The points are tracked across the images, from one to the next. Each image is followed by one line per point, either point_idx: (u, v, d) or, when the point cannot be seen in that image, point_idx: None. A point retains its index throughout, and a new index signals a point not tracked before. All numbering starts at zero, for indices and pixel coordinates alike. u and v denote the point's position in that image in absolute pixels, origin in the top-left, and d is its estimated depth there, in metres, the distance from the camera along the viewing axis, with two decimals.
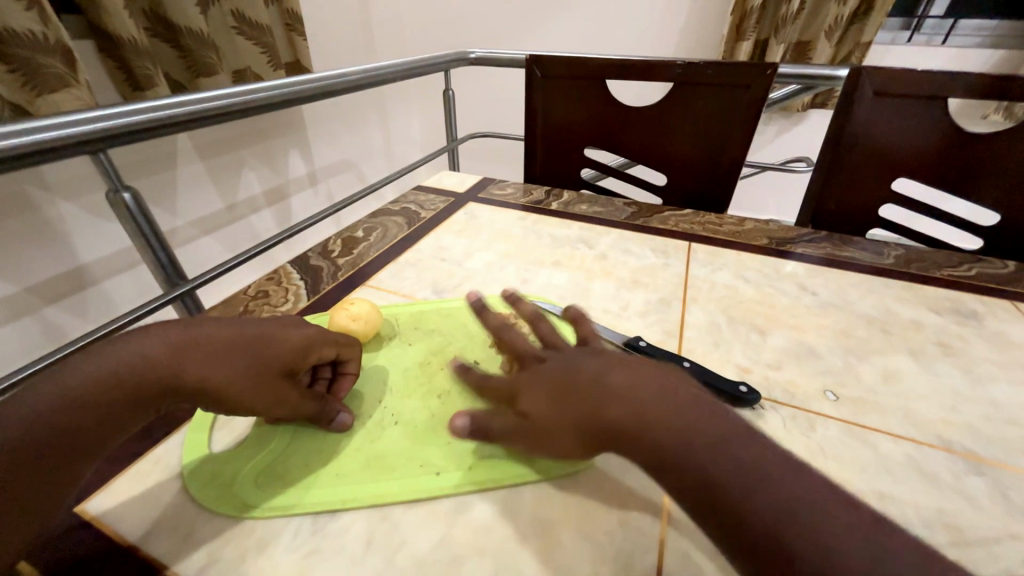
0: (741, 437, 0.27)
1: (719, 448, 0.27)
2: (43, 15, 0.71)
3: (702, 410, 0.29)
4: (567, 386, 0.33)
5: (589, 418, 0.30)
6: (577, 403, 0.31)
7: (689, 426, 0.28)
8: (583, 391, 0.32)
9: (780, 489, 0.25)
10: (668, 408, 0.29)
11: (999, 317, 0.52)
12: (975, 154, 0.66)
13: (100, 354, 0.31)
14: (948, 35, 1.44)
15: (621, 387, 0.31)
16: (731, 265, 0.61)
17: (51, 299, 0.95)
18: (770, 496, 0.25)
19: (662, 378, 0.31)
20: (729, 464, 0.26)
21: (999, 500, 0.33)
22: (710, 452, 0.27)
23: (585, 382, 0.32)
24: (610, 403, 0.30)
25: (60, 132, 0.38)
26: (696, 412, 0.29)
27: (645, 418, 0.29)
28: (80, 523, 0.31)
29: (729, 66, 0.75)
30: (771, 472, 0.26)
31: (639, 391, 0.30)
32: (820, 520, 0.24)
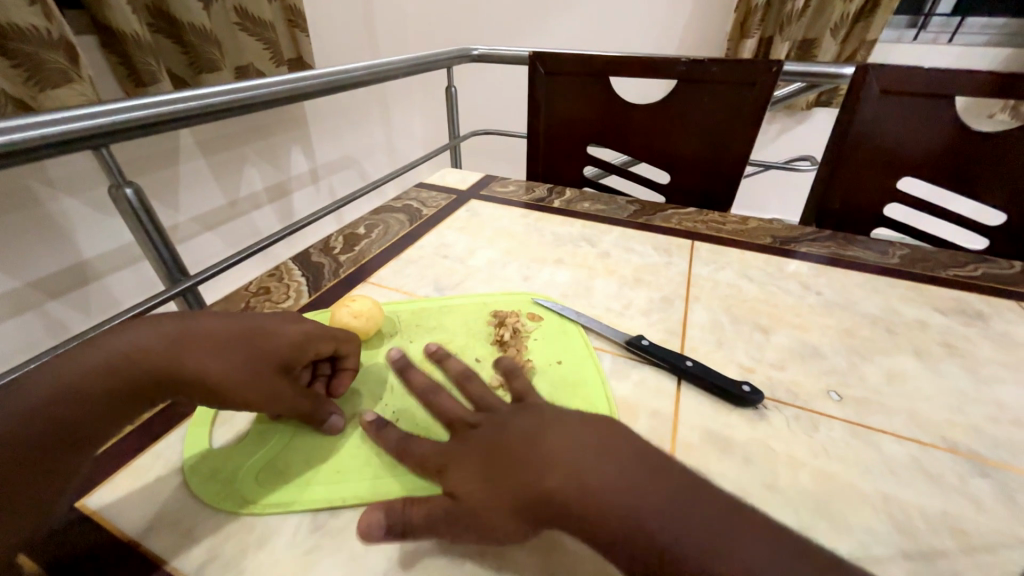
0: (691, 494, 0.26)
1: (664, 502, 0.26)
2: (46, 11, 0.71)
3: (641, 467, 0.28)
4: (499, 454, 0.30)
5: (525, 484, 0.28)
6: (513, 473, 0.29)
7: (631, 486, 0.26)
8: (517, 458, 0.29)
9: (728, 542, 0.24)
10: (607, 470, 0.27)
11: (1005, 318, 0.51)
12: (982, 153, 0.65)
13: (95, 346, 0.30)
14: (955, 34, 1.43)
15: (563, 447, 0.29)
16: (734, 263, 0.61)
17: (53, 294, 0.95)
18: (725, 553, 0.24)
19: (592, 436, 0.30)
20: (676, 519, 0.25)
21: (1005, 502, 0.33)
22: (657, 511, 0.25)
23: (520, 445, 0.30)
24: (542, 465, 0.28)
25: (62, 128, 0.38)
26: (636, 470, 0.27)
27: (585, 482, 0.27)
28: (80, 516, 0.31)
29: (734, 63, 0.75)
30: (720, 525, 0.25)
31: (573, 455, 0.28)
32: (777, 570, 0.23)
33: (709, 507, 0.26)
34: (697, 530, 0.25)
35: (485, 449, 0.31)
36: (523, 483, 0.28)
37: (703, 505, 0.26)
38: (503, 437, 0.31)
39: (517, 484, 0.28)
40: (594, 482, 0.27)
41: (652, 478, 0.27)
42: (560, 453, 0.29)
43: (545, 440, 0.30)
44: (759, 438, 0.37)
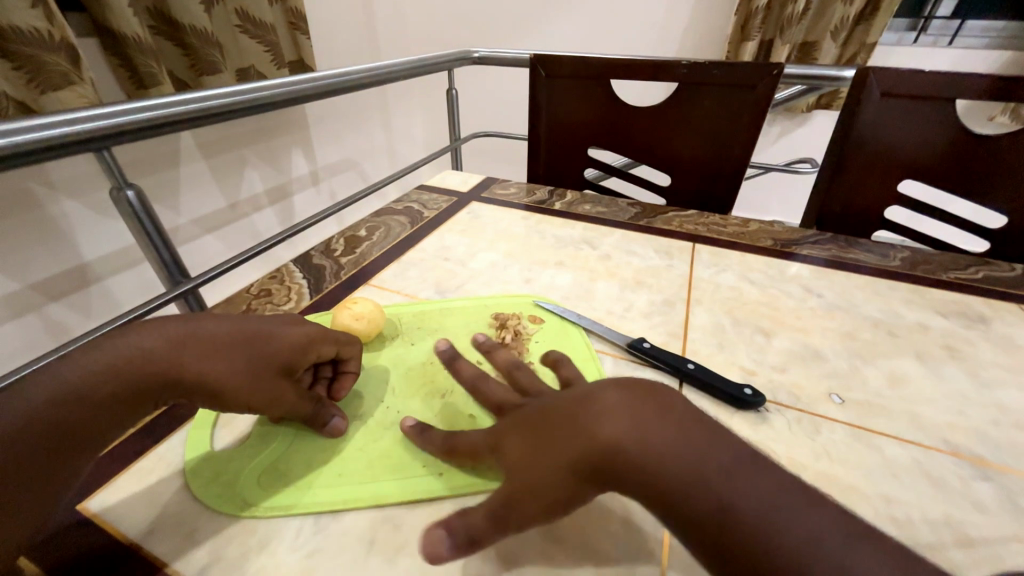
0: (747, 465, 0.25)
1: (720, 471, 0.25)
2: (48, 13, 0.71)
3: (696, 431, 0.27)
4: (550, 417, 0.30)
5: (579, 448, 0.28)
6: (568, 432, 0.28)
7: (686, 452, 0.26)
8: (570, 418, 0.29)
9: (787, 509, 0.23)
10: (663, 432, 0.27)
11: (1007, 320, 0.51)
12: (982, 156, 0.65)
13: (96, 348, 0.30)
14: (955, 36, 1.43)
15: (613, 413, 0.28)
16: (735, 266, 0.61)
17: (53, 296, 0.95)
18: (785, 525, 0.23)
19: (647, 398, 0.29)
20: (733, 487, 0.24)
21: (1007, 506, 0.33)
22: (713, 477, 0.25)
23: (570, 405, 0.30)
24: (596, 430, 0.28)
25: (63, 131, 0.38)
26: (693, 434, 0.27)
27: (639, 446, 0.26)
28: (81, 520, 0.31)
29: (734, 66, 0.75)
30: (779, 495, 0.24)
31: (631, 414, 0.28)
32: (836, 534, 0.22)
33: (769, 479, 0.25)
34: (757, 501, 0.24)
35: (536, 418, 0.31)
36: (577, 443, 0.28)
37: (760, 476, 0.25)
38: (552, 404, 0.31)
39: (570, 443, 0.28)
40: (650, 444, 0.26)
41: (709, 445, 0.26)
42: (611, 420, 0.28)
43: (596, 400, 0.29)
44: (760, 442, 0.37)
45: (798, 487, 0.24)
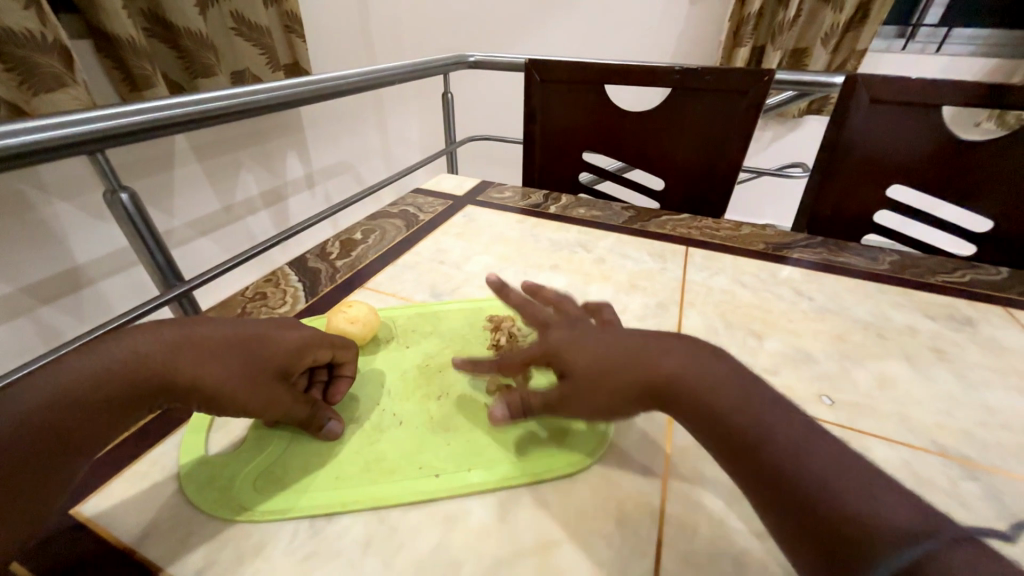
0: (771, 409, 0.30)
1: (773, 422, 0.29)
2: (41, 15, 0.71)
3: (758, 394, 0.31)
4: (622, 346, 0.35)
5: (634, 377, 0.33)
6: (636, 362, 0.34)
7: (745, 404, 0.30)
8: (641, 352, 0.34)
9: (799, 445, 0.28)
10: (724, 385, 0.31)
11: (993, 323, 0.52)
12: (969, 162, 0.66)
13: (91, 352, 0.30)
14: (942, 44, 1.45)
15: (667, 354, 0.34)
16: (728, 269, 0.62)
17: (45, 299, 0.94)
18: (816, 468, 0.26)
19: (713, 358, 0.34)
20: (780, 433, 0.28)
21: (993, 505, 0.33)
22: (744, 413, 0.30)
23: (642, 344, 0.35)
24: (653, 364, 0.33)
25: (57, 133, 0.38)
26: (753, 397, 0.31)
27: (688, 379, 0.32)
28: (74, 524, 0.31)
29: (727, 72, 0.76)
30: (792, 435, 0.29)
31: (700, 363, 0.33)
32: (837, 467, 0.27)
33: (817, 436, 0.28)
34: (801, 448, 0.28)
35: (606, 343, 0.35)
36: (646, 374, 0.33)
37: (809, 434, 0.28)
38: (624, 339, 0.36)
39: (638, 373, 0.33)
40: (712, 390, 0.31)
41: (766, 405, 0.30)
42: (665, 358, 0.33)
43: (668, 347, 0.34)
44: None
45: (843, 449, 0.28)
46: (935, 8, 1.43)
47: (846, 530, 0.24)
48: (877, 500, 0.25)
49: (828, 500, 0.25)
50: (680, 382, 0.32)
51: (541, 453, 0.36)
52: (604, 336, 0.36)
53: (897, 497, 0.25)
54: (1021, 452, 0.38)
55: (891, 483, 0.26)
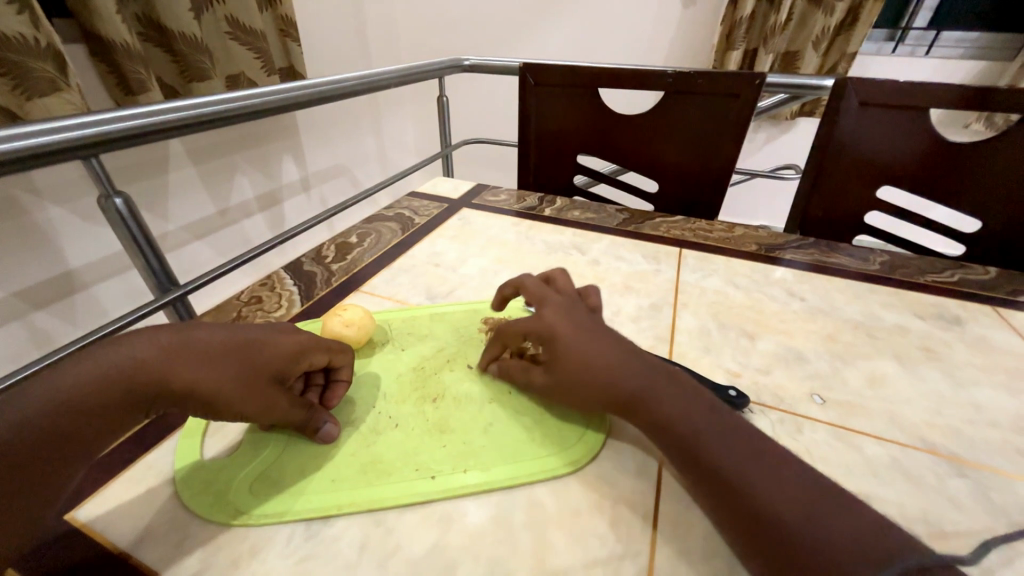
0: (720, 416, 0.32)
1: (722, 433, 0.31)
2: (34, 19, 0.71)
3: (712, 405, 0.33)
4: (596, 351, 0.37)
5: (600, 386, 0.36)
6: (605, 370, 0.36)
7: (696, 415, 0.32)
8: (609, 360, 0.36)
9: (739, 448, 0.30)
10: (680, 396, 0.34)
11: (982, 322, 0.53)
12: (956, 164, 0.67)
13: (88, 358, 0.30)
14: (931, 47, 1.47)
15: (627, 367, 0.36)
16: (721, 270, 0.62)
17: (38, 304, 0.93)
18: (743, 471, 0.29)
19: (672, 373, 0.36)
20: (729, 445, 0.30)
21: (980, 501, 0.34)
22: (692, 420, 0.32)
23: (612, 353, 0.37)
24: (614, 376, 0.35)
25: (51, 138, 0.38)
26: (702, 408, 0.33)
27: (644, 391, 0.34)
28: (70, 530, 0.31)
29: (720, 76, 0.76)
30: (733, 438, 0.31)
31: (658, 377, 0.35)
32: (767, 471, 0.28)
33: (758, 447, 0.30)
34: (745, 457, 0.29)
35: (586, 343, 0.37)
36: (611, 383, 0.35)
37: (753, 445, 0.30)
38: (602, 341, 0.38)
39: (606, 381, 0.36)
40: (668, 402, 0.33)
41: (716, 416, 0.32)
42: (623, 372, 0.35)
43: (634, 357, 0.37)
44: None
45: (783, 459, 0.30)
46: (923, 11, 1.45)
47: (781, 535, 0.26)
48: (806, 510, 0.26)
49: (760, 508, 0.27)
50: (641, 393, 0.34)
51: (536, 453, 0.37)
52: (584, 335, 0.38)
53: (820, 500, 0.27)
54: (1008, 449, 0.38)
55: (827, 495, 0.27)
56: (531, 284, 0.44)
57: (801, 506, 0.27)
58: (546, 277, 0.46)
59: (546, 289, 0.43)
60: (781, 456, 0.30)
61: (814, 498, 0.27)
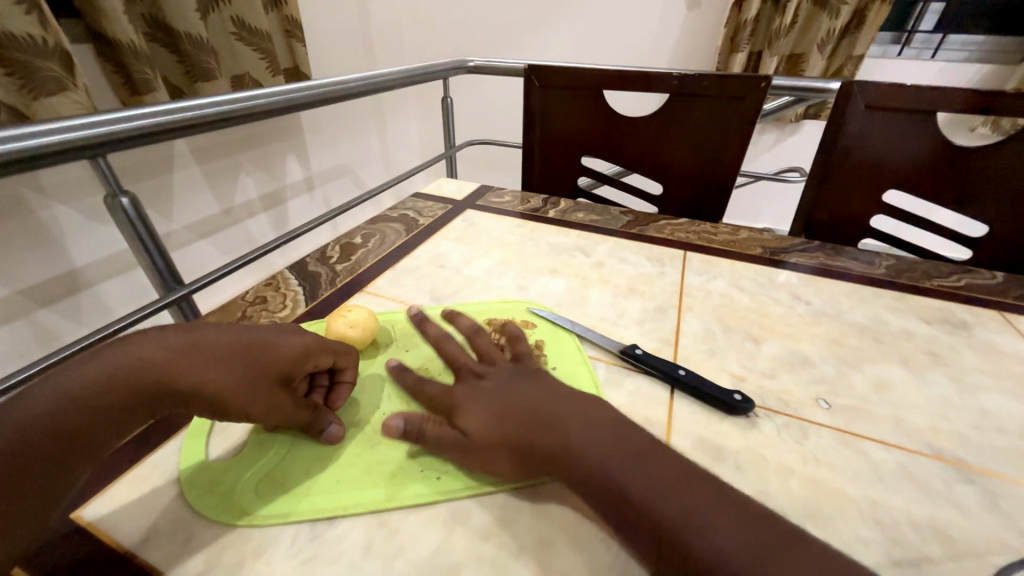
0: (654, 458, 0.31)
1: (654, 475, 0.30)
2: (43, 19, 0.71)
3: (643, 447, 0.32)
4: (513, 410, 0.35)
5: (523, 443, 0.34)
6: (530, 423, 0.34)
7: (624, 461, 0.31)
8: (532, 411, 0.35)
9: (676, 493, 0.29)
10: (604, 440, 0.32)
11: (988, 327, 0.53)
12: (964, 168, 0.67)
13: (95, 358, 0.30)
14: (937, 49, 1.47)
15: (549, 418, 0.34)
16: (726, 273, 0.62)
17: (43, 302, 0.94)
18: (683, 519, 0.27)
19: (599, 416, 0.34)
20: (663, 486, 0.29)
21: (988, 508, 0.34)
22: (622, 469, 0.30)
23: (530, 404, 0.36)
24: (537, 430, 0.34)
25: (60, 138, 0.39)
26: (630, 452, 0.31)
27: (568, 443, 0.33)
28: (76, 528, 0.31)
29: (725, 78, 0.76)
30: (671, 481, 0.29)
31: (581, 426, 0.33)
32: (710, 515, 0.27)
33: (695, 487, 0.29)
34: (681, 498, 0.28)
35: (505, 397, 0.37)
36: (537, 433, 0.34)
37: (690, 485, 0.29)
38: (521, 390, 0.37)
39: (531, 433, 0.34)
40: (593, 448, 0.32)
41: (645, 456, 0.31)
42: (547, 425, 0.34)
43: (557, 404, 0.36)
44: (751, 446, 0.38)
45: (728, 497, 0.28)
46: (931, 14, 1.45)
47: None
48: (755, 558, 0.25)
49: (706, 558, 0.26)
50: (567, 444, 0.32)
51: None
52: (504, 391, 0.38)
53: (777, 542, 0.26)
54: (1014, 455, 0.38)
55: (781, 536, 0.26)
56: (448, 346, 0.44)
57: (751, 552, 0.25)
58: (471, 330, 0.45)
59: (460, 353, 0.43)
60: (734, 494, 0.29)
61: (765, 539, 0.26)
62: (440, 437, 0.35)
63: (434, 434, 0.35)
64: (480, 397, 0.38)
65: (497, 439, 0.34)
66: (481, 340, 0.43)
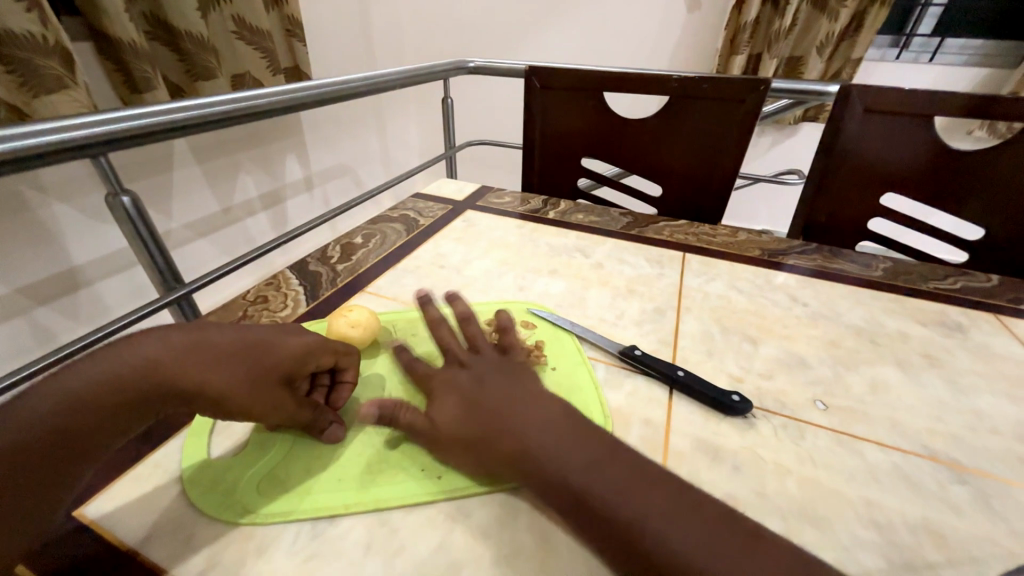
0: (611, 457, 0.30)
1: (612, 475, 0.29)
2: (43, 17, 0.71)
3: (602, 446, 0.31)
4: (477, 405, 0.35)
5: (485, 441, 0.33)
6: (496, 420, 0.33)
7: (581, 460, 0.30)
8: (500, 406, 0.34)
9: (635, 492, 0.28)
10: (568, 441, 0.31)
11: (983, 329, 0.53)
12: (959, 171, 0.68)
13: (99, 357, 0.30)
14: (935, 54, 1.47)
15: (509, 415, 0.33)
16: (724, 275, 0.62)
17: (42, 300, 0.94)
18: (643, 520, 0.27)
19: (557, 413, 0.33)
20: (627, 491, 0.28)
21: (982, 508, 0.34)
22: (580, 468, 0.30)
23: (490, 400, 0.35)
24: (498, 427, 0.33)
25: (63, 136, 0.39)
26: (589, 450, 0.31)
27: (525, 442, 0.32)
28: (79, 526, 0.31)
29: (724, 80, 0.77)
30: (630, 481, 0.29)
31: (537, 423, 0.32)
32: (670, 516, 0.27)
33: (654, 486, 0.29)
34: (645, 504, 0.28)
35: (475, 391, 0.36)
36: (494, 432, 0.33)
37: (649, 484, 0.29)
38: (491, 384, 0.36)
39: (496, 432, 0.33)
40: (557, 449, 0.31)
41: (609, 457, 0.30)
42: (506, 421, 0.33)
43: (515, 399, 0.35)
44: (748, 447, 0.38)
45: (689, 496, 0.28)
46: (928, 19, 1.46)
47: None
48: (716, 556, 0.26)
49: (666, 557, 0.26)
50: (530, 445, 0.31)
51: None
52: (474, 384, 0.36)
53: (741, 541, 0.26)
54: (1007, 456, 0.38)
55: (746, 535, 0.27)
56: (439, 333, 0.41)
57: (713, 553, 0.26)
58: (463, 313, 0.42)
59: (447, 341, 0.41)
60: (695, 494, 0.29)
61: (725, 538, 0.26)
62: (411, 422, 0.36)
63: (408, 420, 0.36)
64: (451, 390, 0.37)
65: (466, 437, 0.34)
66: (470, 327, 0.41)
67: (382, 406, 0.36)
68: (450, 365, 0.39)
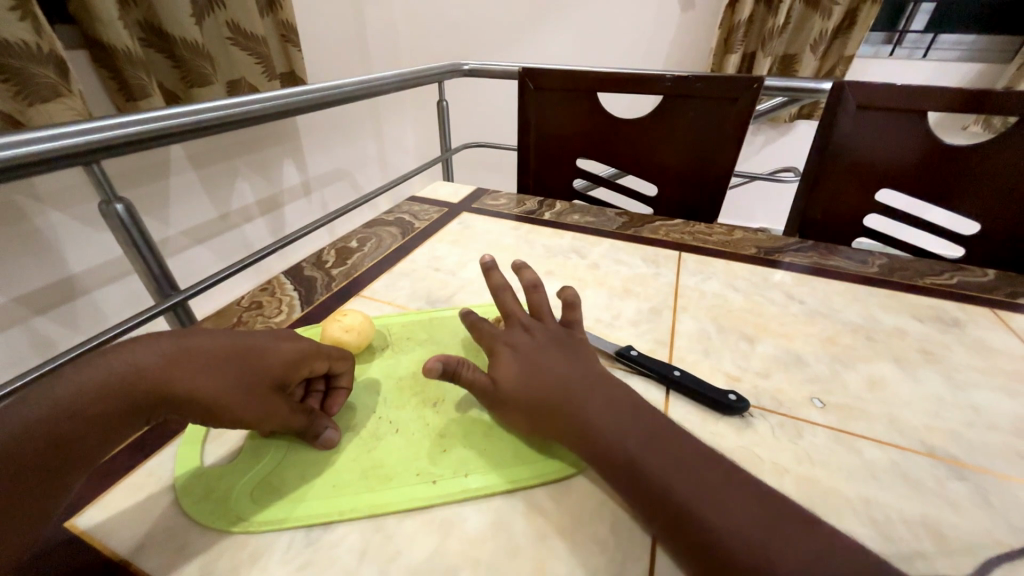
0: (663, 434, 0.32)
1: (661, 450, 0.31)
2: (37, 25, 0.71)
3: (654, 424, 0.33)
4: (542, 370, 0.37)
5: (544, 407, 0.35)
6: (559, 391, 0.35)
7: (636, 434, 0.32)
8: (563, 382, 0.36)
9: (681, 467, 0.29)
10: (624, 415, 0.33)
11: (980, 325, 0.53)
12: (954, 166, 0.67)
13: (90, 366, 0.30)
14: (929, 50, 1.48)
15: (570, 387, 0.35)
16: (720, 273, 0.62)
17: (39, 309, 0.94)
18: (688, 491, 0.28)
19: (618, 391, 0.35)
20: (684, 469, 0.29)
21: (981, 504, 0.34)
22: (634, 440, 0.31)
23: (554, 370, 0.37)
24: (558, 396, 0.35)
25: (54, 145, 0.39)
26: (643, 425, 0.32)
27: (582, 411, 0.34)
28: (69, 537, 0.31)
29: (717, 79, 0.77)
30: (676, 456, 0.30)
31: (596, 395, 0.34)
32: (709, 491, 0.28)
33: (702, 463, 0.30)
34: (689, 479, 0.29)
35: (536, 360, 0.38)
36: (553, 401, 0.35)
37: (697, 460, 0.30)
38: (554, 356, 0.38)
39: (556, 400, 0.35)
40: (615, 425, 0.32)
41: (661, 433, 0.32)
42: (567, 390, 0.35)
43: (579, 371, 0.37)
44: (746, 447, 0.38)
45: (735, 476, 0.29)
46: (921, 14, 1.46)
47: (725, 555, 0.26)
48: (753, 529, 0.26)
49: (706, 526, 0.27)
50: (586, 416, 0.33)
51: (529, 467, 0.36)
52: (538, 354, 0.38)
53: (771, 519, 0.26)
54: (1006, 451, 0.38)
55: (779, 516, 0.27)
56: (507, 297, 0.42)
57: (749, 530, 0.26)
58: (535, 282, 0.42)
59: (517, 308, 0.42)
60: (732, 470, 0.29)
61: (764, 516, 0.27)
62: (474, 380, 0.38)
63: (469, 378, 0.38)
64: (512, 352, 0.39)
65: (524, 400, 0.36)
66: (537, 296, 0.42)
67: (445, 362, 0.37)
68: (516, 332, 0.41)
